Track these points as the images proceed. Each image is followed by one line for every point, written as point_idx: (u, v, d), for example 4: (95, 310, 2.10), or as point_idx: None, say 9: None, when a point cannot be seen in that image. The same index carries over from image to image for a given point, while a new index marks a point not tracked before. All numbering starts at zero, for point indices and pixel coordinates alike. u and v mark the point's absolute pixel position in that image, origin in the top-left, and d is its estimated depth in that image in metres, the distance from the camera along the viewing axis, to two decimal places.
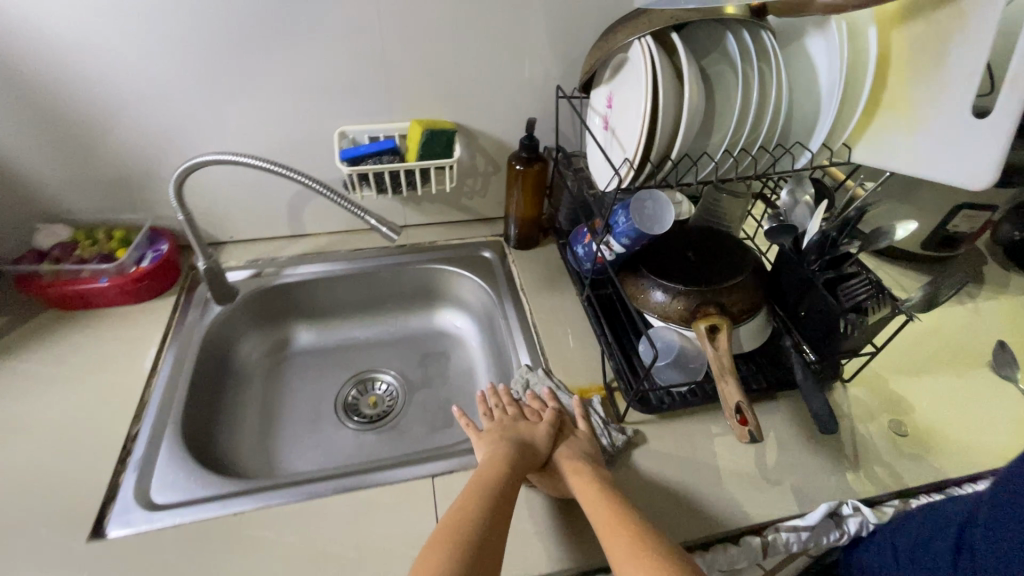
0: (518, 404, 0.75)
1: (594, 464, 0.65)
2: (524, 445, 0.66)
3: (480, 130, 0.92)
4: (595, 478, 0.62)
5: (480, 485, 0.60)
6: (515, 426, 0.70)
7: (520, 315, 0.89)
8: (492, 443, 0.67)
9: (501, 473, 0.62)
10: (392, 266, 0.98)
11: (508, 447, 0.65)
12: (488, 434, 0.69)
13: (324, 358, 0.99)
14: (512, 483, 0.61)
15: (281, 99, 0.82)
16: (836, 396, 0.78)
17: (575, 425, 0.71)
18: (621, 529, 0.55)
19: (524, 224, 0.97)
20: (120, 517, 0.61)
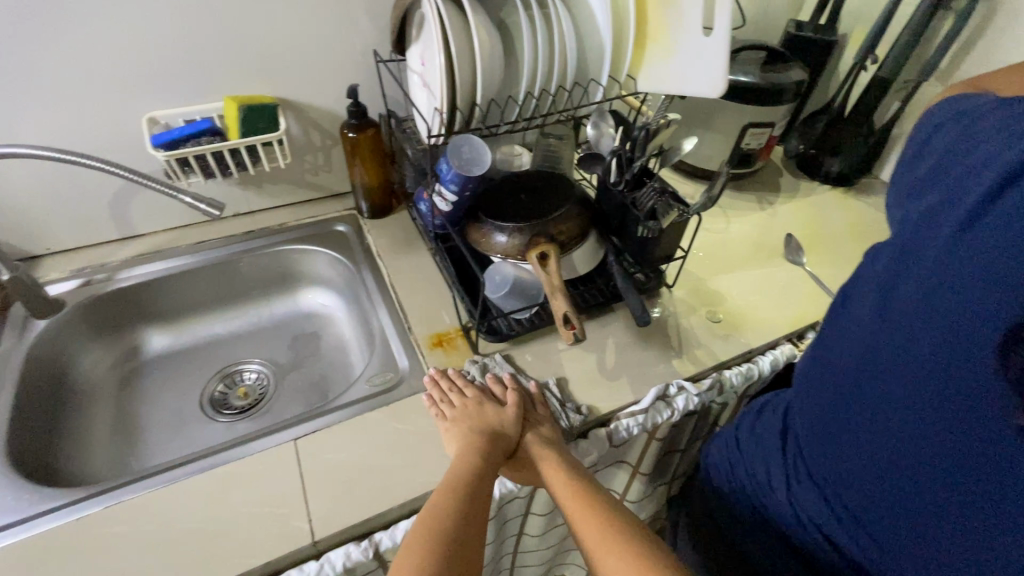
0: (484, 390, 0.71)
1: (562, 452, 0.65)
2: (493, 436, 0.64)
3: (305, 102, 0.90)
4: (567, 469, 0.62)
5: (449, 486, 0.57)
6: (483, 412, 0.67)
7: (377, 278, 0.91)
8: (460, 436, 0.64)
9: (472, 471, 0.59)
10: (241, 253, 0.95)
11: (477, 441, 0.63)
12: (456, 425, 0.65)
13: (184, 360, 0.94)
14: (484, 481, 0.59)
15: (69, 88, 0.76)
16: (663, 300, 0.89)
17: (538, 407, 0.70)
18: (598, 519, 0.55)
19: (371, 193, 0.99)
20: None
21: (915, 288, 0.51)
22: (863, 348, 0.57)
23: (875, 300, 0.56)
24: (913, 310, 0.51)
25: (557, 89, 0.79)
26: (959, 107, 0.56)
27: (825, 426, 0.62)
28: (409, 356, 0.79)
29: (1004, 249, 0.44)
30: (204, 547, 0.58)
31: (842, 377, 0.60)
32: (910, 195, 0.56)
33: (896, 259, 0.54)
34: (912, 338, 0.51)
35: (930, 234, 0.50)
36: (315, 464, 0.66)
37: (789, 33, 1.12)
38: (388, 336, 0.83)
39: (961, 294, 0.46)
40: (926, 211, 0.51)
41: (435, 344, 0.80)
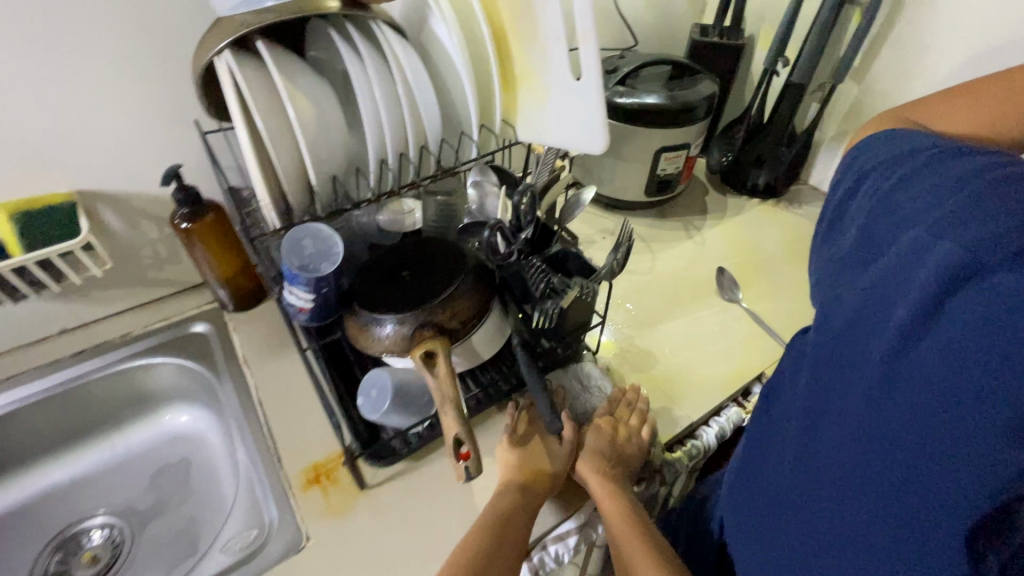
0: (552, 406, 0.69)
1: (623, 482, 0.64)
2: (546, 471, 0.62)
3: (116, 193, 0.72)
4: (621, 503, 0.61)
5: (491, 525, 0.56)
6: (549, 441, 0.65)
7: (242, 395, 0.75)
8: (515, 464, 0.62)
9: (516, 510, 0.58)
10: (65, 385, 0.76)
11: (530, 477, 0.61)
12: (515, 445, 0.64)
13: (7, 530, 0.75)
14: (526, 520, 0.58)
15: None
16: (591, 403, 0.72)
17: (616, 426, 0.67)
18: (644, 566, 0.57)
19: (229, 286, 0.81)
20: None
21: (848, 416, 0.43)
22: (798, 474, 0.49)
23: (804, 410, 0.48)
24: (851, 444, 0.43)
25: (419, 151, 0.65)
26: (872, 164, 0.47)
27: (759, 552, 0.54)
28: (278, 503, 0.63)
29: (950, 389, 0.36)
30: None
31: (782, 496, 0.51)
32: (823, 279, 0.48)
33: (822, 362, 0.46)
34: (857, 462, 0.42)
35: (859, 350, 0.43)
36: None
37: (693, 41, 1.02)
38: (253, 473, 0.67)
39: (901, 438, 0.39)
40: (850, 317, 0.43)
41: (310, 482, 0.64)
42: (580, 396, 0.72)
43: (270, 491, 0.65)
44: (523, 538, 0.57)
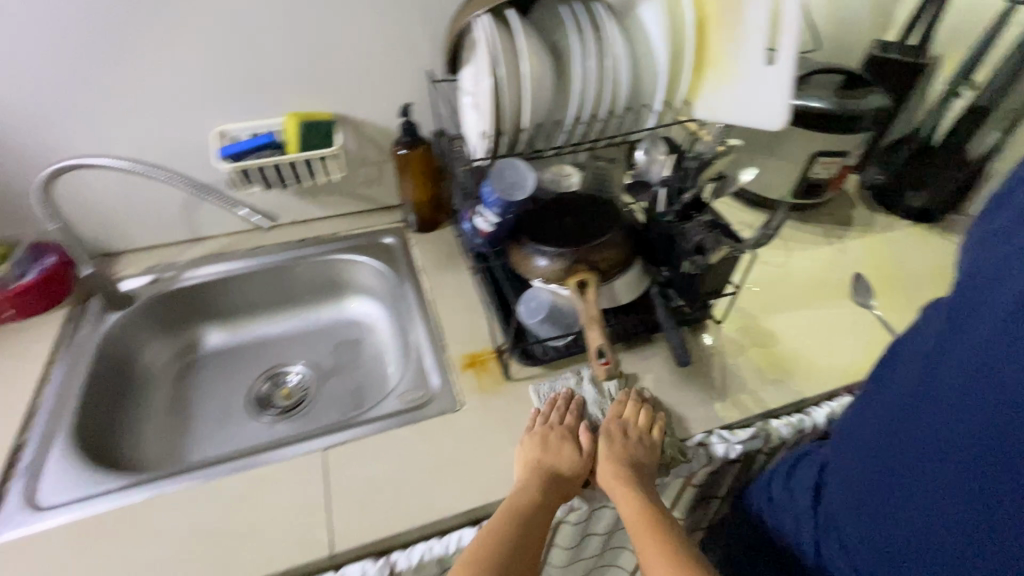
0: (566, 413, 0.71)
1: (640, 486, 0.64)
2: (561, 472, 0.65)
3: (360, 120, 0.93)
4: (634, 505, 0.62)
5: (505, 517, 0.59)
6: (567, 441, 0.67)
7: (417, 293, 0.92)
8: (529, 464, 0.65)
9: (527, 503, 0.61)
10: (293, 260, 0.99)
11: (545, 474, 0.64)
12: (531, 445, 0.67)
13: (237, 357, 1.00)
14: (541, 512, 0.61)
15: (155, 106, 0.82)
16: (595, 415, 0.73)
17: (621, 436, 0.68)
18: (657, 557, 0.57)
19: (420, 209, 1.00)
20: (12, 520, 0.63)
21: (960, 363, 0.44)
22: (899, 406, 0.51)
23: (925, 348, 0.49)
24: (955, 387, 0.44)
25: (608, 115, 0.78)
26: None
27: (845, 473, 0.59)
28: (440, 375, 0.79)
29: None
30: (231, 547, 0.61)
31: (876, 424, 0.55)
32: (981, 221, 0.47)
33: (954, 304, 0.47)
34: (954, 405, 0.44)
35: (987, 303, 0.43)
36: (340, 474, 0.67)
37: (874, 55, 1.03)
38: (422, 352, 0.84)
39: (1007, 394, 0.40)
40: (993, 265, 0.43)
41: (467, 365, 0.80)
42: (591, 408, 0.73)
43: (435, 365, 0.81)
44: (534, 528, 0.60)
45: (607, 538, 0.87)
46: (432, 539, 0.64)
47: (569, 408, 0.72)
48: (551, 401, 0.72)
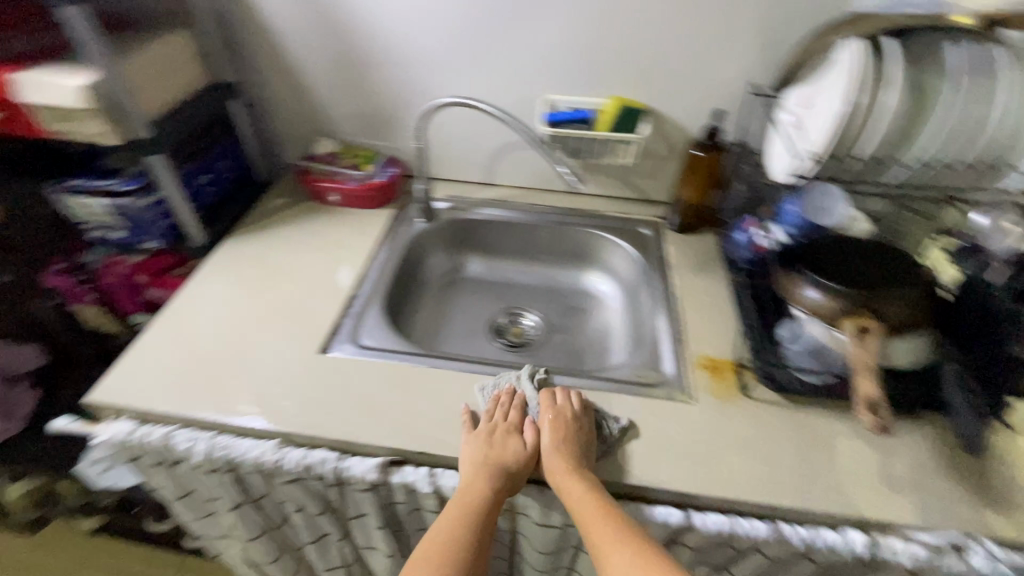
0: (502, 411, 0.74)
1: (574, 480, 0.65)
2: (505, 465, 0.67)
3: (666, 116, 1.00)
4: (582, 492, 0.64)
5: (450, 526, 0.64)
6: (511, 436, 0.71)
7: (665, 285, 0.96)
8: (468, 460, 0.68)
9: (468, 507, 0.64)
10: (559, 223, 1.11)
11: (490, 472, 0.66)
12: (475, 444, 0.69)
13: (487, 288, 1.15)
14: (489, 505, 0.65)
15: (510, 69, 0.98)
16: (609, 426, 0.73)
17: (580, 421, 0.72)
18: (616, 547, 0.58)
19: (687, 211, 1.04)
20: (341, 346, 0.85)
21: None
22: None
23: None
24: None
25: None
26: None
27: None
28: (677, 365, 0.82)
29: None
30: (481, 432, 0.73)
31: None
32: None
33: None
34: None
35: None
36: (576, 414, 0.75)
37: None
38: (660, 339, 0.87)
39: None
40: None
41: (704, 366, 0.82)
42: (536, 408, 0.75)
43: (672, 356, 0.84)
44: (478, 513, 0.64)
45: None
46: (640, 503, 0.69)
47: (509, 410, 0.75)
48: (494, 399, 0.76)
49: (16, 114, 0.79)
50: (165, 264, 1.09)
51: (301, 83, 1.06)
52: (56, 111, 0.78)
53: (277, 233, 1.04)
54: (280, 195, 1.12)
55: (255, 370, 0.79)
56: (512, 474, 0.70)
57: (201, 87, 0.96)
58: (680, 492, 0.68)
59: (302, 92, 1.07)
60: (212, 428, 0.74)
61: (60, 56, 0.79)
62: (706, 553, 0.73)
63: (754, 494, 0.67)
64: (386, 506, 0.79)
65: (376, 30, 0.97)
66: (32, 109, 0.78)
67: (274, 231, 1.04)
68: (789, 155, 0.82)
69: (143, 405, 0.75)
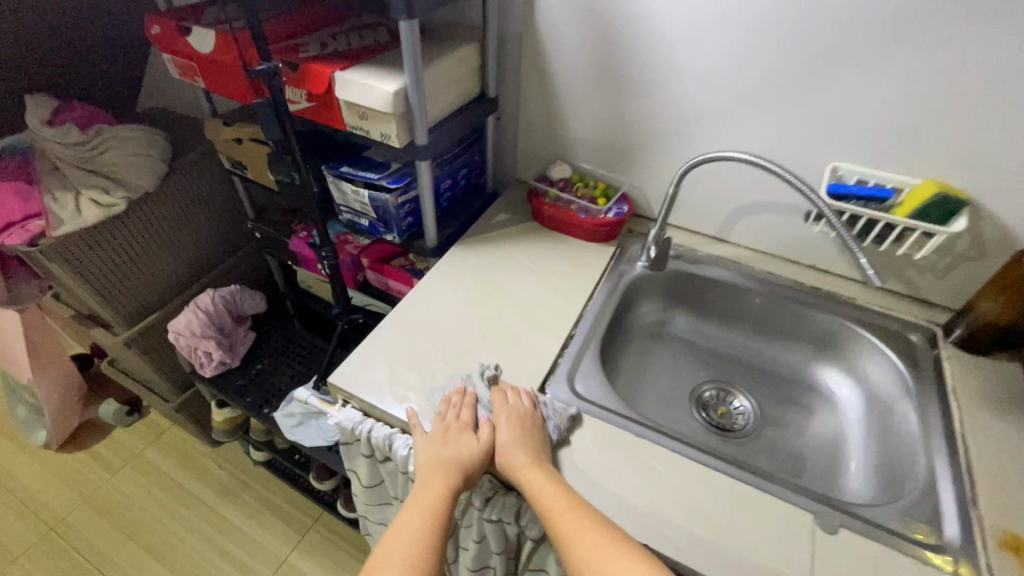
0: (456, 411, 0.73)
1: (525, 449, 0.69)
2: (460, 464, 0.69)
3: (990, 211, 0.81)
4: (554, 488, 0.64)
5: (421, 520, 0.64)
6: (465, 432, 0.71)
7: (943, 416, 0.78)
8: (427, 463, 0.69)
9: (427, 504, 0.65)
10: (800, 302, 0.97)
11: (443, 472, 0.67)
12: (431, 448, 0.70)
13: (692, 350, 1.05)
14: (445, 503, 0.66)
15: (799, 127, 0.87)
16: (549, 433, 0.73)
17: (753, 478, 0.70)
18: (584, 529, 0.60)
19: (982, 329, 0.84)
20: (555, 387, 0.81)
21: None
22: None
23: None
24: None
25: None
26: None
27: None
28: (963, 530, 0.65)
29: None
30: (710, 538, 0.65)
31: None
32: None
33: None
34: None
35: None
36: (826, 555, 0.63)
37: None
38: (937, 487, 0.70)
39: None
40: None
41: (1006, 545, 0.64)
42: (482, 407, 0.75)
43: (956, 514, 0.67)
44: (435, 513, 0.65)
45: None
46: None
47: (461, 409, 0.73)
48: (447, 400, 0.75)
49: (329, 107, 0.86)
50: (386, 252, 1.18)
51: (557, 106, 1.05)
52: (359, 109, 0.83)
53: (501, 248, 1.04)
54: (506, 210, 1.13)
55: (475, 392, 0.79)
56: None
57: (470, 98, 0.99)
58: None
59: (555, 115, 1.07)
60: None
61: (373, 60, 0.85)
62: None
63: None
64: None
65: (656, 65, 0.92)
66: (340, 104, 0.84)
67: (498, 246, 1.05)
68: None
69: (373, 400, 0.78)
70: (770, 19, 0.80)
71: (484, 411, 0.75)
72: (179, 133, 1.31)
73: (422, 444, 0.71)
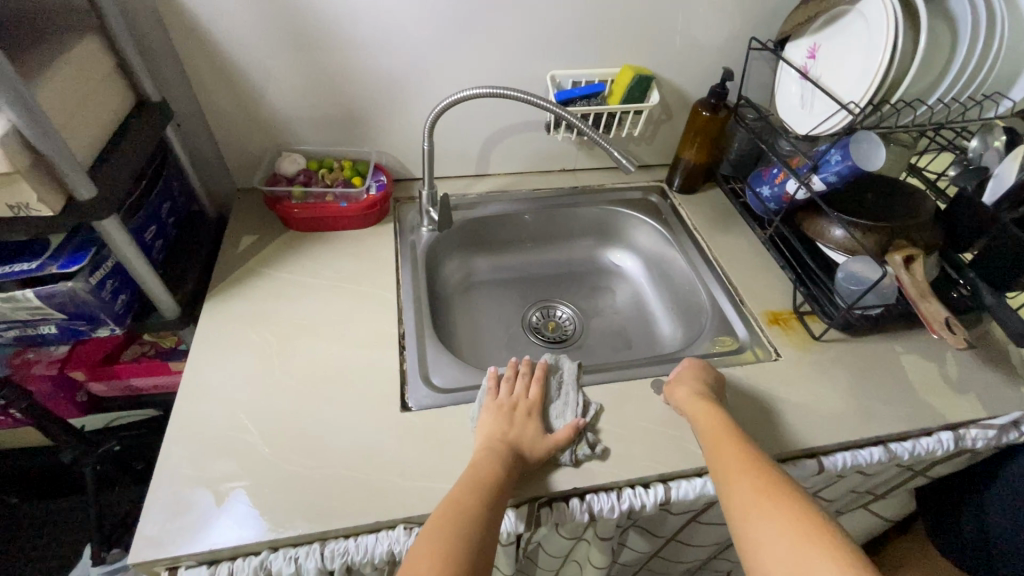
0: (524, 385, 0.73)
1: (701, 403, 0.68)
2: (521, 449, 0.65)
3: (666, 80, 0.98)
4: (715, 423, 0.65)
5: (473, 488, 0.58)
6: (533, 419, 0.69)
7: (698, 249, 0.98)
8: (489, 435, 0.66)
9: (483, 480, 0.59)
10: (570, 204, 1.06)
11: (509, 448, 0.64)
12: (496, 419, 0.67)
13: (505, 286, 1.08)
14: (503, 486, 0.60)
15: (508, 47, 0.88)
16: (561, 453, 0.67)
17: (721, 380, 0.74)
18: (742, 466, 0.60)
19: (693, 171, 1.05)
20: (416, 394, 0.73)
21: None
22: None
23: None
24: None
25: (966, 99, 0.82)
26: None
27: None
28: (747, 326, 0.85)
29: None
30: (616, 445, 0.70)
31: None
32: None
33: None
34: None
35: None
36: None
37: None
38: (721, 305, 0.89)
39: None
40: None
41: (772, 321, 0.86)
42: (556, 405, 0.73)
43: (740, 318, 0.87)
44: (478, 487, 0.59)
45: (863, 496, 0.93)
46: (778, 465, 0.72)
47: (530, 384, 0.74)
48: (494, 374, 0.74)
49: None
50: (105, 349, 0.82)
51: (249, 88, 0.86)
52: None
53: (268, 278, 0.85)
54: (248, 230, 0.92)
55: (336, 451, 0.66)
56: (658, 478, 0.68)
57: (124, 111, 0.72)
58: (811, 447, 0.72)
59: (251, 99, 0.87)
60: (311, 540, 0.61)
61: None
62: (819, 488, 0.80)
63: (867, 428, 0.73)
64: (519, 551, 0.73)
65: (347, 17, 0.81)
66: None
67: (263, 277, 0.85)
68: (799, 106, 0.89)
69: (212, 545, 0.58)
70: None
71: (562, 421, 0.71)
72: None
73: (483, 413, 0.69)
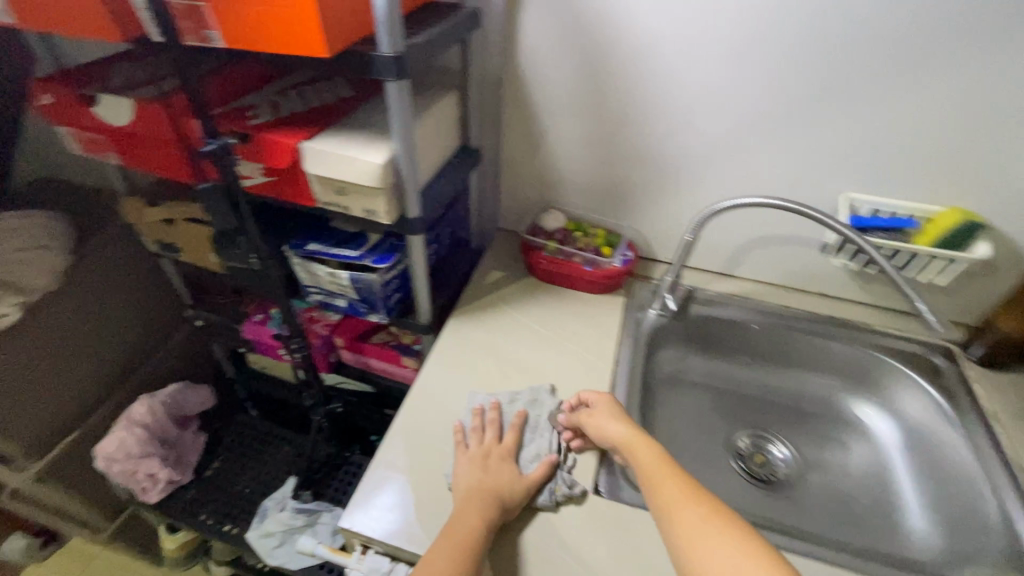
0: (491, 432, 0.73)
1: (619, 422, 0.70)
2: (500, 496, 0.64)
3: (1002, 232, 0.81)
4: (649, 451, 0.65)
5: (459, 542, 0.58)
6: (506, 463, 0.69)
7: (994, 443, 0.77)
8: (466, 486, 0.65)
9: (467, 530, 0.59)
10: (821, 334, 0.94)
11: (486, 498, 0.63)
12: (471, 470, 0.67)
13: (716, 396, 0.99)
14: (484, 536, 0.59)
15: (807, 160, 0.84)
16: (539, 496, 0.67)
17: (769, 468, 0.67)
18: (673, 489, 0.59)
19: (1004, 345, 0.84)
20: (610, 481, 0.71)
21: None
22: None
23: None
24: None
25: None
26: None
27: None
28: None
29: None
30: None
31: None
32: None
33: None
34: None
35: None
36: None
37: None
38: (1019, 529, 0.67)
39: None
40: None
41: None
42: (529, 446, 0.73)
43: None
44: (465, 538, 0.58)
45: None
46: None
47: (495, 429, 0.73)
48: (460, 427, 0.73)
49: (292, 181, 0.71)
50: (364, 327, 1.03)
51: (545, 149, 0.97)
52: (336, 183, 0.69)
53: (503, 314, 0.93)
54: (498, 267, 1.02)
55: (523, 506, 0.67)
56: None
57: (451, 151, 0.87)
58: None
59: (543, 159, 0.98)
60: None
61: (346, 122, 0.71)
62: None
63: None
64: None
65: (654, 108, 0.86)
66: (310, 178, 0.70)
67: (500, 312, 0.93)
68: None
69: (399, 541, 0.63)
70: (778, 55, 0.76)
71: (536, 461, 0.71)
72: (72, 200, 1.07)
73: (456, 465, 0.69)
